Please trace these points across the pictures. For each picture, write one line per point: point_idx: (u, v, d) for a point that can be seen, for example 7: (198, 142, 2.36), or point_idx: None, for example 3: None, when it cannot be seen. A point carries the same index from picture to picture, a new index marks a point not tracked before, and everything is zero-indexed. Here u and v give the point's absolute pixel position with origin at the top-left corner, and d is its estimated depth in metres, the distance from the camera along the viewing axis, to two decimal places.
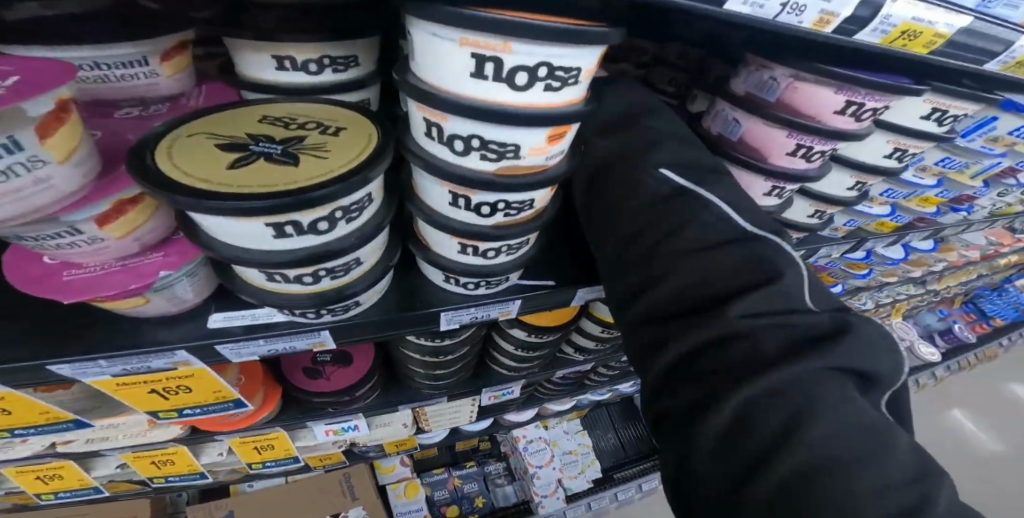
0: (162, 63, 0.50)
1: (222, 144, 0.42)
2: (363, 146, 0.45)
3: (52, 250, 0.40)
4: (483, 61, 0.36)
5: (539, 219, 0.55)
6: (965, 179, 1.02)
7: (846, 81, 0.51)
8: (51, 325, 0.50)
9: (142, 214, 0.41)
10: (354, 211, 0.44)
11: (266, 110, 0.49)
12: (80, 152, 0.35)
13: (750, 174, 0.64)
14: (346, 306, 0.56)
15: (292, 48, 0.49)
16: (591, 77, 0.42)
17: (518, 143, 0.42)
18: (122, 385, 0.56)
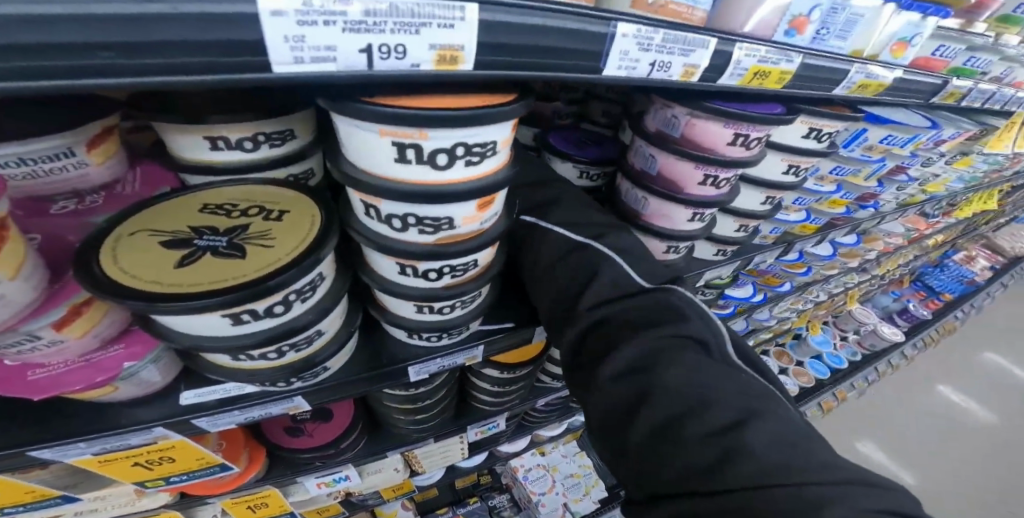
0: (89, 152, 0.53)
1: (174, 244, 0.47)
2: (308, 229, 0.49)
3: (15, 354, 0.44)
4: (405, 148, 0.42)
5: (485, 274, 0.59)
6: (860, 181, 1.16)
7: (729, 118, 0.65)
8: (31, 413, 0.54)
9: (97, 314, 0.46)
10: (307, 291, 0.48)
11: (211, 201, 0.54)
12: (26, 266, 0.39)
13: (671, 202, 0.76)
14: (315, 372, 0.59)
15: (223, 130, 0.53)
16: (506, 147, 0.48)
17: (450, 214, 0.48)
18: (105, 461, 0.59)
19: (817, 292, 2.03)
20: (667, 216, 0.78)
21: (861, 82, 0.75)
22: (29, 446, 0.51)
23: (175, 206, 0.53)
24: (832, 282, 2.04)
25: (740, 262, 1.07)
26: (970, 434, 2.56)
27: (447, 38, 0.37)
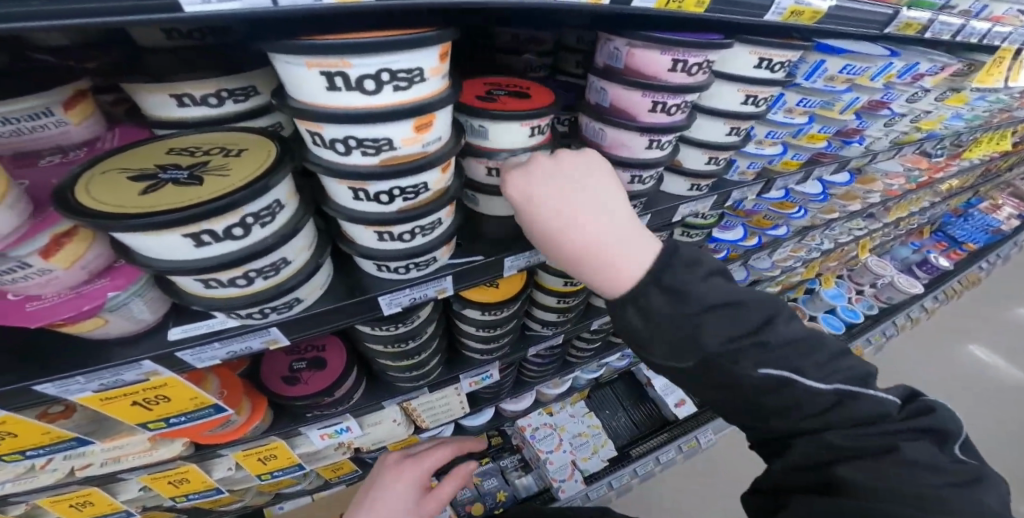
0: (66, 112, 0.56)
1: (141, 176, 0.51)
2: (262, 158, 0.53)
3: (13, 285, 0.49)
4: (332, 76, 0.45)
5: (439, 198, 0.62)
6: (835, 115, 1.14)
7: (665, 44, 0.66)
8: (33, 353, 0.59)
9: (81, 245, 0.50)
10: (265, 216, 0.53)
11: (174, 143, 0.57)
12: (11, 194, 0.43)
13: (625, 132, 0.77)
14: (289, 303, 0.64)
15: (187, 87, 0.56)
16: (438, 72, 0.50)
17: (388, 137, 0.51)
18: (106, 399, 0.64)
19: (821, 240, 2.06)
20: (624, 145, 0.79)
21: (792, 8, 0.71)
22: (33, 381, 0.56)
23: (144, 149, 0.56)
24: (833, 229, 2.05)
25: (718, 197, 1.10)
26: (985, 396, 2.62)
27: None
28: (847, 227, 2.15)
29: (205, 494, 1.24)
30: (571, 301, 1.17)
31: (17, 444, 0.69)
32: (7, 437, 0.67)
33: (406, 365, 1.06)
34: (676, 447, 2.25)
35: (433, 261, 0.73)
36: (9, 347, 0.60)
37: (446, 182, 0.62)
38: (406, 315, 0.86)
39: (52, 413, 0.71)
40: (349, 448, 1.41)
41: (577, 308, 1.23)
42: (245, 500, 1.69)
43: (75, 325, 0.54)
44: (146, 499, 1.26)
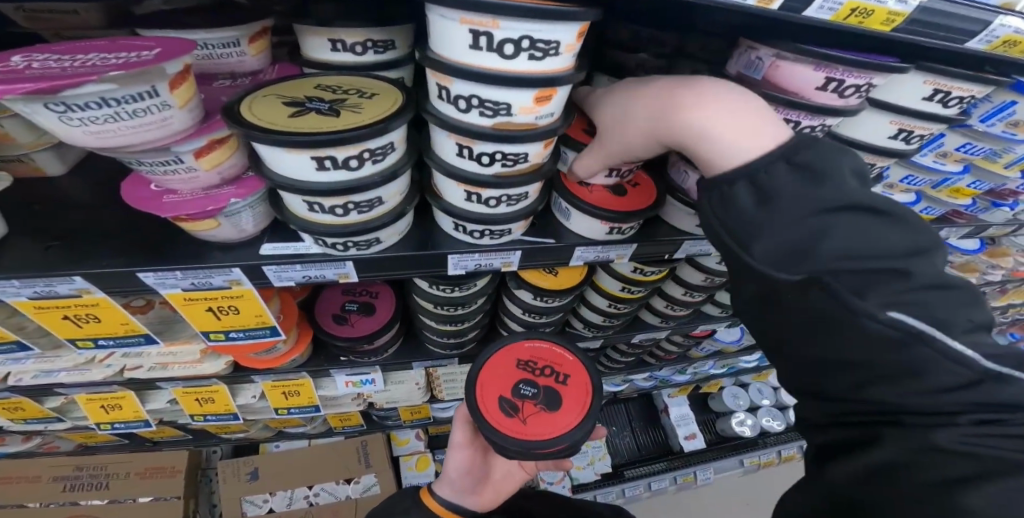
0: (249, 44, 0.66)
1: (289, 101, 0.55)
2: (390, 106, 0.56)
3: (160, 176, 0.56)
4: (478, 35, 0.47)
5: (533, 171, 0.65)
6: (999, 168, 1.09)
7: (822, 60, 0.63)
8: (149, 242, 0.66)
9: (225, 152, 0.56)
10: (380, 155, 0.56)
11: (320, 80, 0.62)
12: (193, 102, 0.50)
13: None
14: (369, 242, 0.67)
15: (342, 33, 0.66)
16: (573, 50, 0.51)
17: (509, 102, 0.53)
18: (189, 300, 0.68)
19: None
20: None
21: (1006, 37, 0.58)
22: (136, 268, 0.62)
23: (290, 80, 0.61)
24: None
25: None
26: None
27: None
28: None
29: (222, 418, 1.27)
30: (619, 309, 1.28)
31: (92, 331, 0.74)
32: (91, 320, 0.72)
33: (445, 330, 1.11)
34: (671, 478, 2.25)
35: (506, 232, 0.76)
36: (131, 236, 0.67)
37: (544, 157, 0.65)
38: (466, 277, 0.89)
39: (133, 306, 0.78)
40: (364, 402, 1.47)
41: (623, 318, 1.34)
42: (248, 430, 1.77)
43: (194, 222, 0.61)
44: (167, 412, 1.28)
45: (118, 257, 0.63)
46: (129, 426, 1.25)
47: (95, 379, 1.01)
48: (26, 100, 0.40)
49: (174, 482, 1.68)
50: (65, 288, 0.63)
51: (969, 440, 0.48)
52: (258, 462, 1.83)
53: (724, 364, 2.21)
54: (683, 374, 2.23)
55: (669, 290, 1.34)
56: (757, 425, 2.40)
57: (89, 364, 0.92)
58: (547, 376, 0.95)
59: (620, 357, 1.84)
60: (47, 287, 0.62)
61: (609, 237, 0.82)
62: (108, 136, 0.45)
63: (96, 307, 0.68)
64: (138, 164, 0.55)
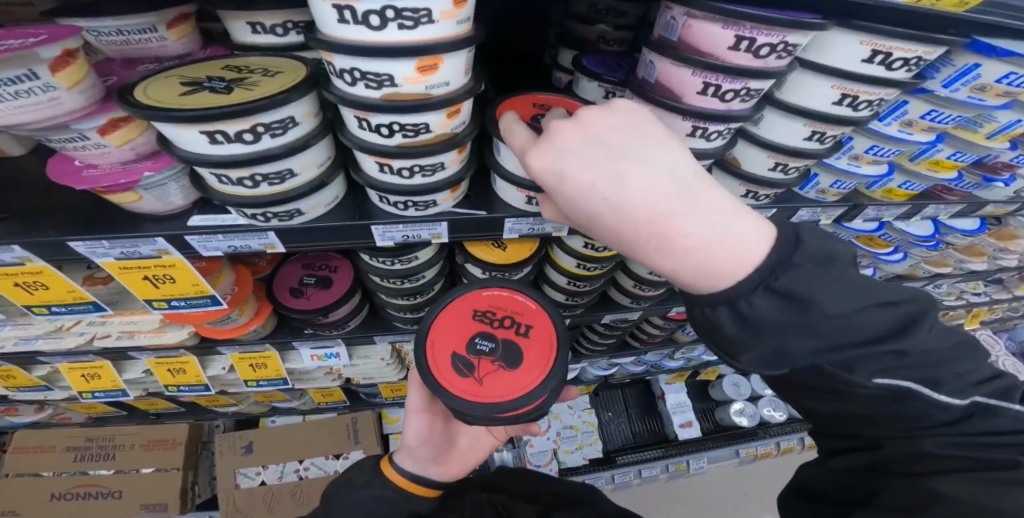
0: (168, 31, 0.70)
1: (189, 82, 0.60)
2: (287, 82, 0.59)
3: (76, 152, 0.61)
4: (343, 9, 0.49)
5: (441, 142, 0.66)
6: (979, 139, 0.97)
7: (727, 17, 0.58)
8: (85, 214, 0.70)
9: (134, 131, 0.60)
10: (277, 128, 0.59)
11: (234, 61, 0.65)
12: (85, 84, 0.55)
13: (669, 114, 0.72)
14: (290, 213, 0.70)
15: (262, 16, 0.69)
16: (448, 17, 0.52)
17: (390, 73, 0.55)
18: (124, 269, 0.74)
19: None
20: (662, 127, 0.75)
21: None
22: (67, 237, 0.66)
23: (205, 63, 0.65)
24: (940, 287, 1.99)
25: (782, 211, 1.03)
26: None
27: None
28: (947, 288, 2.02)
29: (194, 390, 1.34)
30: (581, 288, 1.29)
31: (41, 299, 0.79)
32: (38, 288, 0.77)
33: (407, 305, 1.13)
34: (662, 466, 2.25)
35: (432, 204, 0.77)
36: (65, 208, 0.70)
37: (453, 127, 0.66)
38: (409, 247, 0.91)
39: (95, 278, 0.84)
40: (339, 377, 1.53)
41: (586, 296, 1.36)
42: (240, 406, 1.84)
43: (117, 195, 0.65)
44: (148, 383, 1.37)
45: (51, 228, 0.68)
46: (109, 396, 1.32)
47: (69, 349, 1.07)
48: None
49: (176, 454, 1.76)
50: (9, 256, 0.69)
51: (951, 446, 0.58)
52: (253, 436, 1.90)
53: (716, 349, 2.18)
54: (673, 359, 2.21)
55: (634, 268, 1.32)
56: (757, 415, 2.39)
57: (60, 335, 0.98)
58: (506, 327, 0.92)
59: (600, 341, 1.85)
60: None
61: (529, 208, 0.81)
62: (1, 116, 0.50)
63: (40, 275, 0.73)
64: (57, 141, 0.60)
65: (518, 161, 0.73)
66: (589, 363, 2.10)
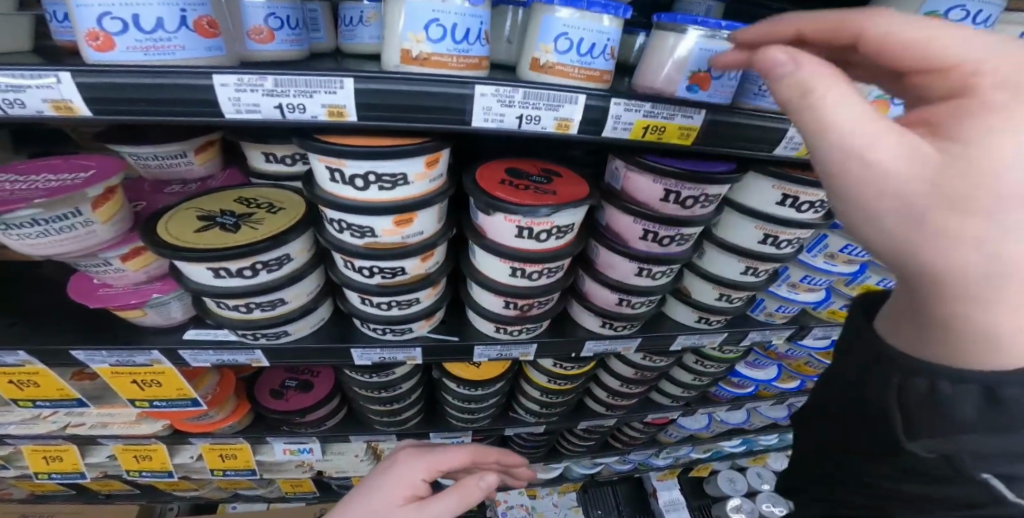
0: (196, 155, 0.77)
1: (203, 216, 0.68)
2: (284, 222, 0.67)
3: (98, 273, 0.68)
4: (333, 171, 0.57)
5: (418, 279, 0.73)
6: (900, 268, 1.00)
7: (656, 174, 0.66)
8: (93, 324, 0.76)
9: (151, 256, 0.69)
10: (274, 265, 0.67)
11: (245, 192, 0.73)
12: (119, 215, 0.64)
13: (615, 255, 0.76)
14: (277, 334, 0.76)
15: (275, 147, 0.73)
16: (424, 178, 0.60)
17: (371, 226, 0.62)
18: (116, 373, 0.78)
19: None
20: (613, 266, 0.78)
21: (810, 143, 0.65)
22: (70, 346, 0.72)
23: (221, 193, 0.73)
24: None
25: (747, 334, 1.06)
26: None
27: (333, 99, 0.48)
28: None
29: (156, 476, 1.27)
30: (554, 400, 1.24)
31: (31, 394, 0.83)
32: (31, 385, 0.81)
33: (383, 411, 1.15)
34: None
35: (409, 330, 0.83)
36: (77, 316, 0.77)
37: (427, 268, 0.73)
38: (388, 366, 0.96)
39: (83, 374, 0.86)
40: (313, 470, 1.50)
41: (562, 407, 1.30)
42: (202, 490, 1.68)
43: (124, 311, 0.71)
44: (109, 467, 1.32)
45: (56, 335, 0.73)
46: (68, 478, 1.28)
47: (41, 435, 1.07)
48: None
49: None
50: (12, 358, 0.72)
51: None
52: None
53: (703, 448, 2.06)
54: (662, 459, 2.10)
55: (608, 381, 1.32)
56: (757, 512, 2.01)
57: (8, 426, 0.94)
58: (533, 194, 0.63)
59: (580, 442, 1.81)
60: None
61: (498, 336, 0.86)
62: (43, 249, 0.58)
63: (35, 375, 0.77)
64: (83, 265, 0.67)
65: (487, 300, 0.77)
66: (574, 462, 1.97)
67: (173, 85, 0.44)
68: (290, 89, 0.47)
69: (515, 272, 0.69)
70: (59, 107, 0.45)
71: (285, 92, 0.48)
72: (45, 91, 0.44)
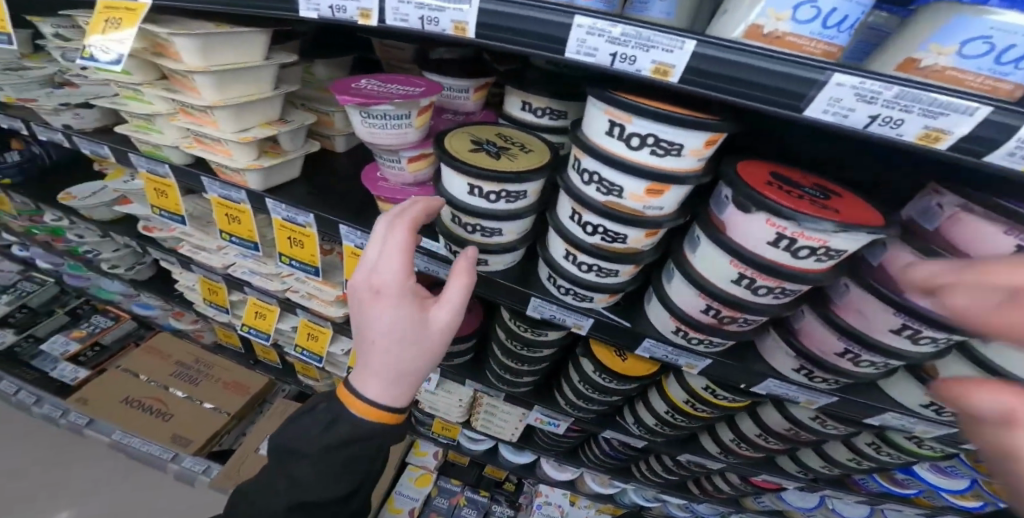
0: (474, 91, 0.94)
1: (473, 142, 0.79)
2: (534, 162, 0.75)
3: (385, 166, 0.83)
4: (615, 125, 0.62)
5: (630, 251, 0.76)
6: None
7: (1013, 223, 0.53)
8: (352, 205, 0.90)
9: (425, 164, 0.82)
10: (513, 197, 0.75)
11: (503, 133, 0.84)
12: (425, 126, 0.78)
13: (882, 302, 0.68)
14: (478, 260, 0.87)
15: (534, 97, 0.87)
16: (695, 154, 0.62)
17: (623, 186, 0.67)
18: (354, 255, 0.89)
19: None
20: (865, 312, 0.71)
21: None
22: (341, 220, 0.85)
23: (485, 128, 0.85)
24: None
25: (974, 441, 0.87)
26: None
27: (666, 58, 0.50)
28: None
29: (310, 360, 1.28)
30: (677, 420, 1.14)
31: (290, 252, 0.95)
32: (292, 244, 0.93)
33: (512, 366, 1.18)
34: None
35: (588, 299, 0.87)
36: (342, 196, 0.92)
37: (643, 245, 0.76)
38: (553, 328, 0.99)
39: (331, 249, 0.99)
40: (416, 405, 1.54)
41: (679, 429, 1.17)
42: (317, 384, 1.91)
43: (385, 204, 0.86)
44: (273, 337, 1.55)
45: (328, 205, 0.88)
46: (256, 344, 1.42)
47: None
48: (351, 108, 0.71)
49: (237, 401, 1.54)
50: (301, 218, 0.87)
51: None
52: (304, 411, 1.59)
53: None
54: None
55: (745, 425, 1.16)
56: None
57: (231, 277, 1.11)
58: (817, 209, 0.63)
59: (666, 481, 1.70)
60: (293, 213, 0.86)
61: (673, 337, 0.86)
62: (376, 139, 0.74)
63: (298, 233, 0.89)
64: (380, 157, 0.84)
65: (686, 296, 0.79)
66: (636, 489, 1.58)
67: (541, 22, 0.52)
68: (632, 41, 0.51)
69: (745, 279, 0.70)
70: (458, 28, 0.56)
71: (627, 43, 0.51)
72: (455, 14, 0.55)
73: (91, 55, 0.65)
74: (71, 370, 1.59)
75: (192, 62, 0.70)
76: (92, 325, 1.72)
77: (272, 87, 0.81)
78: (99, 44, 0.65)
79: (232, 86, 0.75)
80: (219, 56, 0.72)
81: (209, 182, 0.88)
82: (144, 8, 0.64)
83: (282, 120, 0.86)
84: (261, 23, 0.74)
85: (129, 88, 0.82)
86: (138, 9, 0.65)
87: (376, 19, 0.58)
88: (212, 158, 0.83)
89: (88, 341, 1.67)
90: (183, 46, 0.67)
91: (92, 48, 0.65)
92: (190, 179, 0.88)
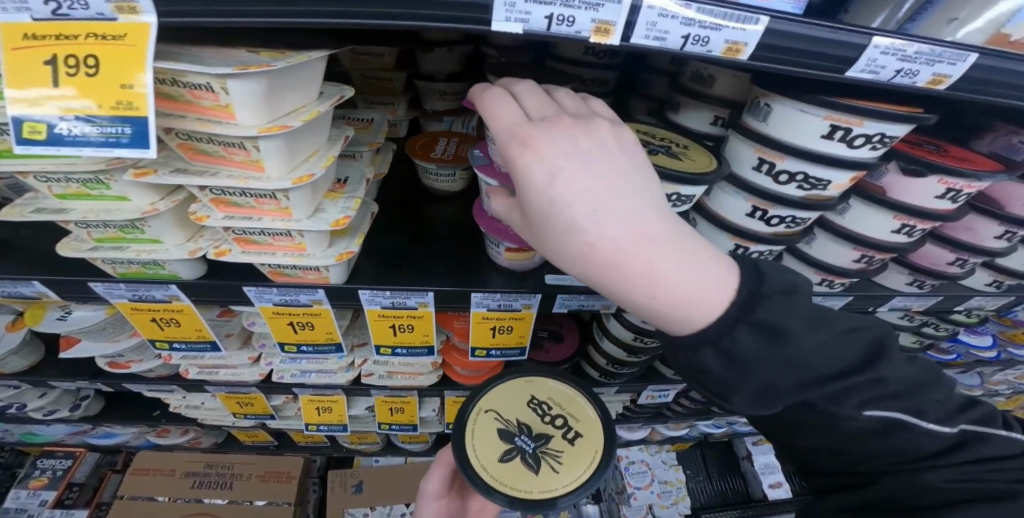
0: None
1: (503, 431, 0.64)
2: (587, 467, 0.61)
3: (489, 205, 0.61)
4: (837, 129, 0.48)
5: (808, 230, 0.63)
6: None
7: None
8: (458, 264, 0.68)
9: None
10: (684, 201, 0.57)
11: (534, 390, 0.69)
12: None
13: (982, 220, 0.65)
14: None
15: None
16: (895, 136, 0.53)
17: (831, 179, 0.53)
18: (483, 319, 0.70)
19: None
20: (970, 229, 0.67)
21: None
22: (470, 288, 0.64)
23: (512, 385, 0.69)
24: None
25: None
26: None
27: (947, 70, 0.40)
28: None
29: (403, 429, 1.11)
30: None
31: (398, 339, 0.72)
32: (402, 330, 0.70)
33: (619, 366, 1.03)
34: None
35: None
36: (438, 260, 0.68)
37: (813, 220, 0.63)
38: None
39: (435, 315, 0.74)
40: None
41: None
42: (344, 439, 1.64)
43: (517, 254, 0.65)
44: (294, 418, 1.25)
45: (436, 275, 0.65)
46: (331, 431, 1.09)
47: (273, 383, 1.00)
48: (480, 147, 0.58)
49: (287, 488, 1.28)
50: (414, 300, 0.64)
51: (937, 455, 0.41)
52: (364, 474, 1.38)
53: None
54: None
55: None
56: None
57: (271, 382, 0.87)
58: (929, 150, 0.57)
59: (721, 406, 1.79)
60: (400, 298, 0.63)
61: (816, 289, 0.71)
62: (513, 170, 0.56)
63: (411, 317, 0.67)
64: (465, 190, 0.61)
65: (836, 254, 0.66)
66: (706, 421, 1.51)
67: (833, 44, 0.38)
68: (922, 56, 0.39)
69: (903, 229, 0.61)
70: (730, 51, 0.38)
71: (917, 59, 0.39)
72: (735, 32, 0.37)
73: (57, 139, 0.32)
74: (64, 514, 1.23)
75: (251, 122, 0.38)
76: (48, 469, 1.28)
77: (328, 140, 0.50)
78: (70, 114, 0.32)
79: (298, 147, 0.44)
80: (282, 104, 0.39)
81: (255, 292, 0.58)
82: (141, 35, 0.31)
83: (338, 182, 0.56)
84: (313, 39, 0.43)
85: (64, 180, 0.44)
86: (127, 37, 0.31)
87: (620, 38, 0.37)
88: (266, 262, 0.52)
89: (60, 485, 1.26)
90: (234, 97, 0.36)
91: (51, 122, 0.32)
92: (215, 296, 0.58)
